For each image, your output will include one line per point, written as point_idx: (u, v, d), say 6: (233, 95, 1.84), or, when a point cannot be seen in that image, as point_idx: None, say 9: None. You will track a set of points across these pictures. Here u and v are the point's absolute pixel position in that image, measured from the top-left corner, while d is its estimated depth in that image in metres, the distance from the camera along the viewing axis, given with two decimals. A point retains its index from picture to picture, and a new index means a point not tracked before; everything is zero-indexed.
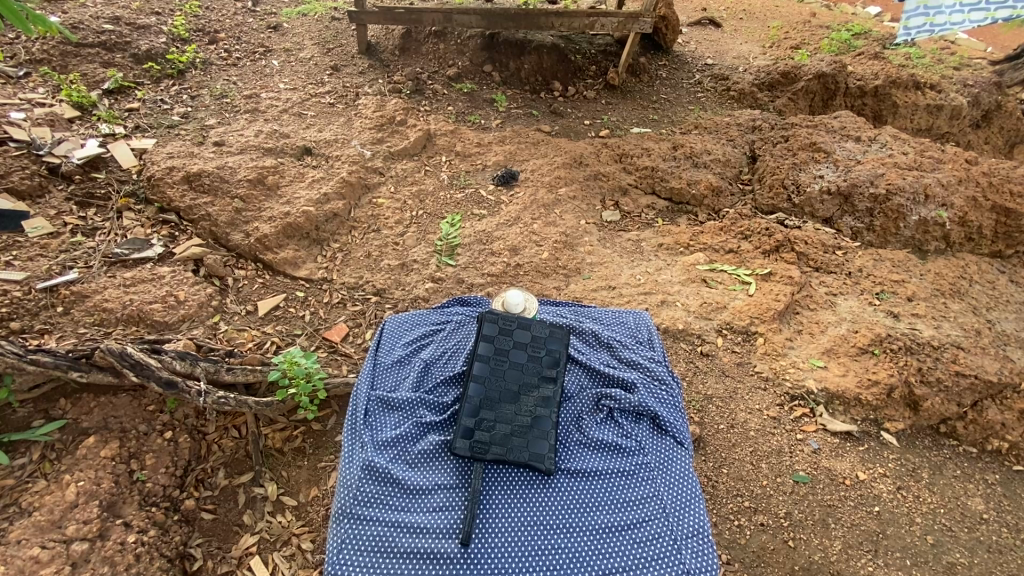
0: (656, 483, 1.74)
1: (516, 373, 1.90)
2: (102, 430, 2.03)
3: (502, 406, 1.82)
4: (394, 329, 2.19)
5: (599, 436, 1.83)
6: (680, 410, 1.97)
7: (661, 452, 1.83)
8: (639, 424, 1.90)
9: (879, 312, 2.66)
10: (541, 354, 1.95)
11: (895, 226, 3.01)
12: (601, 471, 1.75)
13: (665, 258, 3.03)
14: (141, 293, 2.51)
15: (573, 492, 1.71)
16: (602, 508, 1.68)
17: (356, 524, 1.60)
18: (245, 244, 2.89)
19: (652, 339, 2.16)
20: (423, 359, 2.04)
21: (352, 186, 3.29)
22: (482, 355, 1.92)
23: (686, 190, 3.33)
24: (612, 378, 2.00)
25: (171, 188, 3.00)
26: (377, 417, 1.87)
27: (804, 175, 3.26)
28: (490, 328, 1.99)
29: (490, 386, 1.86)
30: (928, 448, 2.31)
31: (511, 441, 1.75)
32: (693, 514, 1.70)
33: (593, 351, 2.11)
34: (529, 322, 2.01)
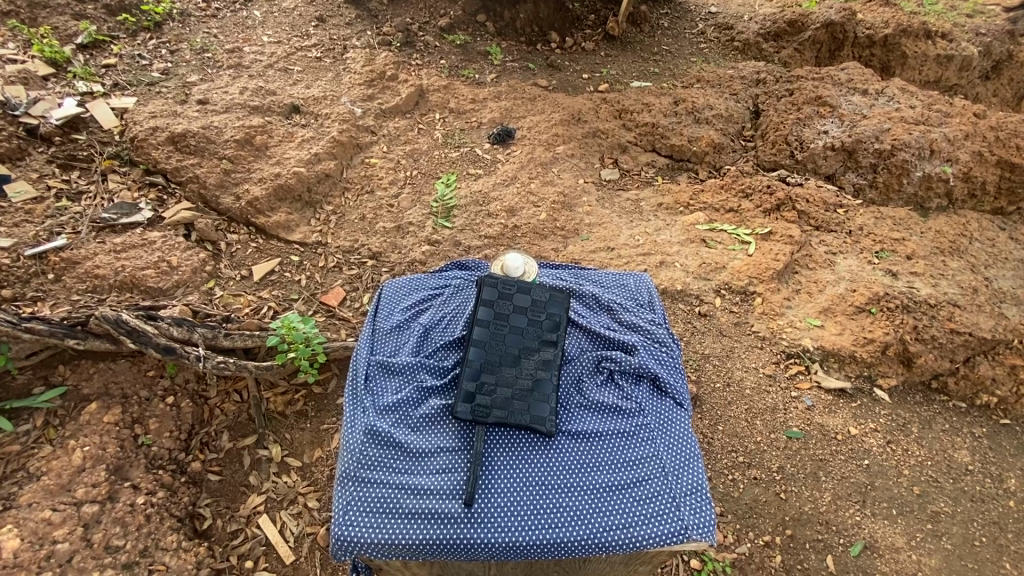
0: (657, 443, 1.77)
1: (516, 337, 1.90)
2: (104, 396, 2.04)
3: (502, 369, 1.83)
4: (393, 294, 2.19)
5: (599, 399, 1.86)
6: (680, 372, 1.99)
7: (661, 413, 1.86)
8: (639, 386, 1.92)
9: (877, 271, 2.65)
10: (541, 318, 1.94)
11: (898, 182, 2.97)
12: (601, 433, 1.78)
13: (664, 218, 2.99)
14: (132, 259, 2.47)
15: (574, 453, 1.74)
16: (604, 468, 1.71)
17: (359, 485, 1.63)
18: (236, 208, 2.83)
19: (652, 302, 2.18)
20: (422, 324, 2.03)
21: (343, 146, 3.19)
22: (482, 320, 1.91)
23: (687, 147, 3.25)
24: (613, 342, 2.02)
25: (156, 149, 2.90)
26: (378, 382, 1.88)
27: (808, 130, 3.17)
28: (490, 292, 1.97)
29: (490, 351, 1.86)
30: (918, 403, 2.36)
31: (513, 405, 1.77)
32: (692, 472, 1.73)
33: (593, 314, 2.13)
34: (529, 287, 1.99)
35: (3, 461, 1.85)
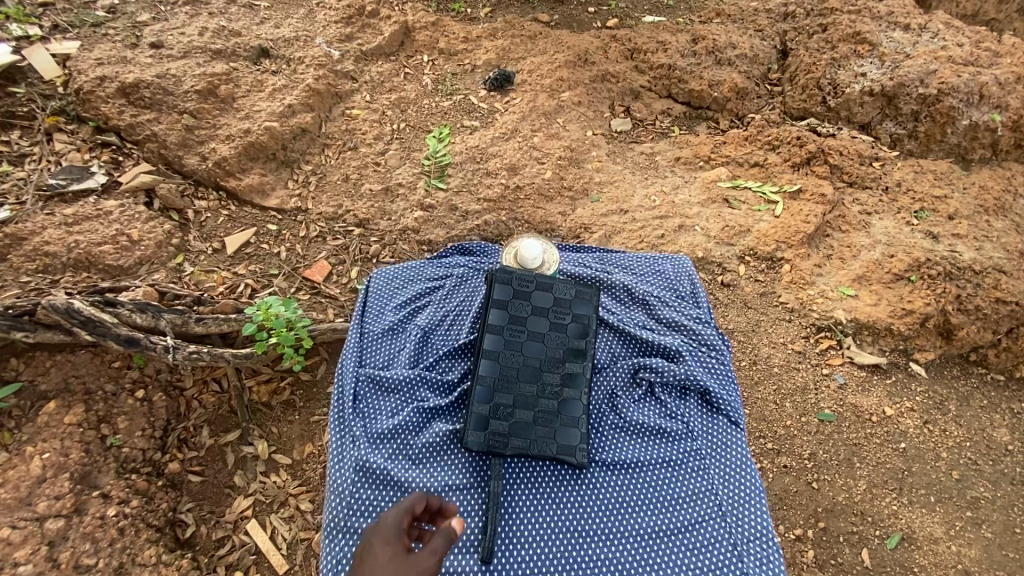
0: (710, 473, 1.67)
1: (535, 345, 1.76)
2: (63, 393, 1.82)
3: (521, 388, 1.71)
4: (383, 287, 1.99)
5: (641, 420, 1.74)
6: (732, 380, 1.86)
7: (710, 433, 1.75)
8: (687, 401, 1.80)
9: (916, 233, 2.41)
10: (563, 322, 1.80)
11: (941, 132, 2.68)
12: (644, 463, 1.67)
13: (682, 175, 2.71)
14: (87, 233, 2.18)
15: (617, 489, 1.63)
16: (649, 506, 1.61)
17: (351, 538, 1.50)
18: (202, 169, 2.50)
19: (696, 294, 2.03)
20: (422, 326, 1.87)
21: (320, 95, 2.82)
22: (496, 326, 1.76)
23: (707, 93, 2.91)
24: (654, 348, 1.88)
25: (105, 103, 2.52)
26: (369, 401, 1.73)
27: (844, 72, 2.82)
28: (505, 290, 1.79)
29: (507, 365, 1.73)
30: (956, 378, 2.19)
31: (532, 430, 1.66)
32: (751, 510, 1.63)
33: (628, 311, 1.98)
34: (551, 284, 1.83)
35: None
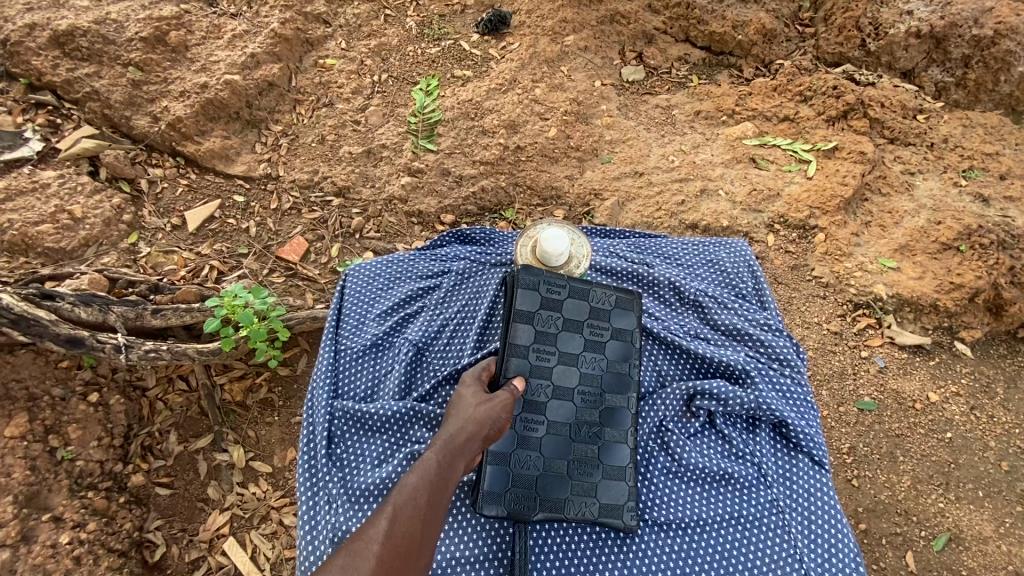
0: (790, 530, 1.48)
1: (566, 370, 1.56)
2: (0, 401, 1.55)
3: (550, 425, 1.51)
4: (360, 292, 1.76)
5: (704, 464, 1.55)
6: (811, 409, 1.63)
7: (779, 472, 1.56)
8: (757, 437, 1.60)
9: (964, 196, 2.16)
10: (602, 341, 1.60)
11: (993, 79, 2.38)
12: (713, 521, 1.50)
13: (703, 131, 2.41)
14: (21, 211, 1.86)
15: (678, 548, 1.47)
16: (714, 569, 1.45)
17: None
18: (156, 133, 2.16)
19: (763, 293, 1.80)
20: (413, 342, 1.65)
21: (288, 42, 2.44)
22: (522, 345, 1.54)
23: (731, 35, 2.56)
24: (716, 368, 1.66)
25: (37, 56, 2.14)
26: (348, 443, 1.54)
27: (887, 10, 2.45)
28: (529, 294, 1.56)
29: (534, 398, 1.52)
30: (1003, 357, 2.00)
31: (559, 480, 1.48)
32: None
33: (680, 317, 1.75)
34: (586, 292, 1.61)
35: None
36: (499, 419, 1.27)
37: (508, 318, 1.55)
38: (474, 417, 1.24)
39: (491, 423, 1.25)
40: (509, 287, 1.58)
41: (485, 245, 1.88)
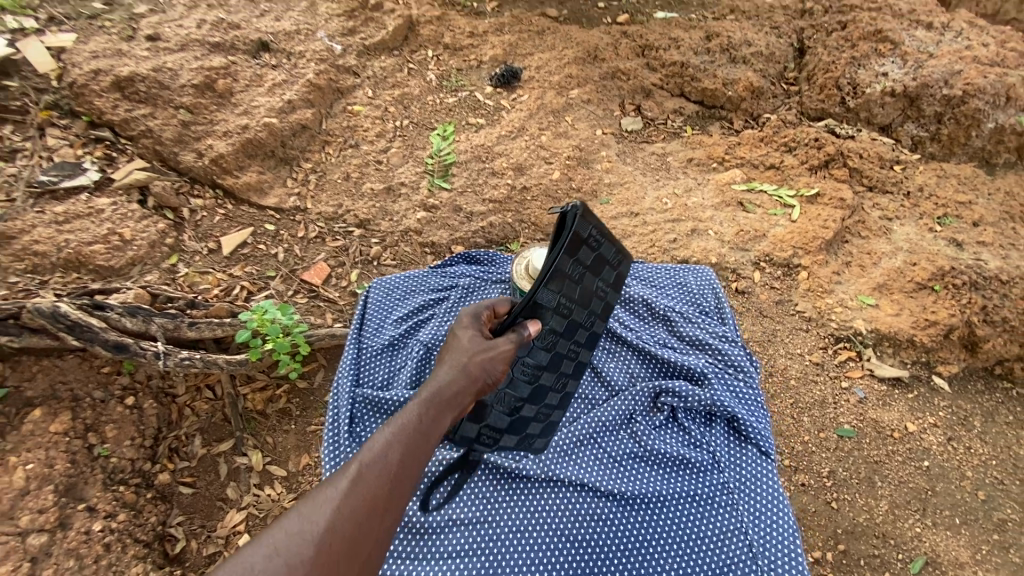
0: (737, 509, 1.57)
1: (574, 330, 1.58)
2: (49, 401, 1.74)
3: (538, 381, 1.57)
4: (382, 299, 1.96)
5: (663, 449, 1.67)
6: (762, 407, 1.77)
7: (732, 460, 1.67)
8: (712, 429, 1.72)
9: (940, 240, 2.31)
10: (611, 309, 1.67)
11: (965, 135, 2.57)
12: (668, 499, 1.60)
13: (695, 177, 2.61)
14: (78, 233, 2.09)
15: (632, 523, 1.56)
16: (668, 544, 1.53)
17: None
18: (199, 167, 2.41)
19: (722, 309, 1.96)
20: (425, 341, 1.82)
21: (321, 91, 2.73)
22: (551, 296, 1.47)
23: (721, 92, 2.81)
24: (677, 369, 1.82)
25: (100, 98, 2.43)
26: (367, 424, 1.69)
27: (864, 72, 2.72)
28: (579, 241, 1.47)
29: (536, 351, 1.53)
30: (980, 392, 2.10)
31: (526, 432, 1.60)
32: (784, 553, 1.51)
33: (649, 328, 1.94)
34: (621, 257, 1.61)
35: None
36: (493, 367, 1.32)
37: (551, 262, 1.43)
38: (464, 366, 1.29)
39: (483, 370, 1.31)
40: (567, 228, 1.42)
41: (490, 265, 2.08)
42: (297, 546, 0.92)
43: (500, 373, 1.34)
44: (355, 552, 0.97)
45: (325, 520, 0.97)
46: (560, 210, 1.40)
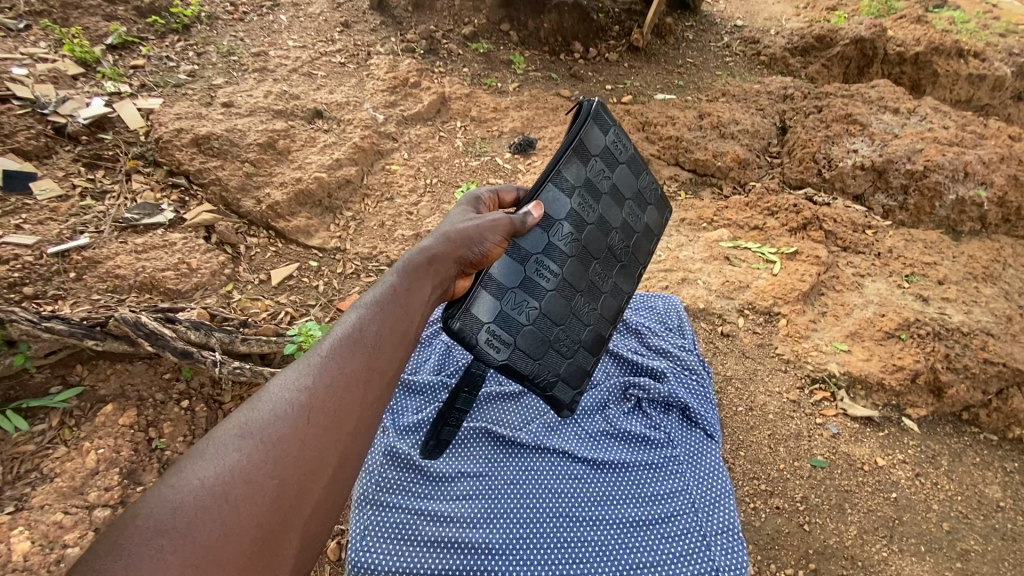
0: (685, 476, 1.79)
1: (593, 230, 1.70)
2: (119, 398, 2.05)
3: (558, 279, 1.64)
4: None
5: (626, 427, 1.91)
6: (710, 401, 2.03)
7: (683, 439, 1.91)
8: (668, 415, 1.97)
9: (907, 295, 2.57)
10: (632, 228, 1.82)
11: (930, 205, 2.88)
12: (629, 464, 1.81)
13: (687, 233, 2.94)
14: (153, 260, 2.44)
15: (602, 482, 1.77)
16: (628, 500, 1.73)
17: (379, 510, 1.66)
18: (257, 211, 2.81)
19: (682, 325, 2.25)
20: (447, 340, 2.14)
21: (364, 152, 3.18)
22: (570, 182, 1.63)
23: (712, 162, 3.19)
24: (642, 367, 2.09)
25: (179, 151, 2.88)
26: (399, 400, 1.95)
27: (837, 148, 3.10)
28: (596, 136, 1.66)
29: (556, 241, 1.62)
30: (949, 435, 2.27)
31: (541, 335, 1.64)
32: (723, 510, 1.73)
33: (622, 337, 2.23)
34: (639, 172, 1.81)
35: (16, 461, 1.85)
36: (475, 245, 1.43)
37: (569, 148, 1.62)
38: (441, 253, 1.38)
39: (462, 249, 1.41)
40: (585, 116, 1.62)
41: None
42: (276, 425, 0.99)
43: (485, 252, 1.45)
44: (338, 424, 1.05)
45: (300, 400, 1.03)
46: (577, 102, 1.62)
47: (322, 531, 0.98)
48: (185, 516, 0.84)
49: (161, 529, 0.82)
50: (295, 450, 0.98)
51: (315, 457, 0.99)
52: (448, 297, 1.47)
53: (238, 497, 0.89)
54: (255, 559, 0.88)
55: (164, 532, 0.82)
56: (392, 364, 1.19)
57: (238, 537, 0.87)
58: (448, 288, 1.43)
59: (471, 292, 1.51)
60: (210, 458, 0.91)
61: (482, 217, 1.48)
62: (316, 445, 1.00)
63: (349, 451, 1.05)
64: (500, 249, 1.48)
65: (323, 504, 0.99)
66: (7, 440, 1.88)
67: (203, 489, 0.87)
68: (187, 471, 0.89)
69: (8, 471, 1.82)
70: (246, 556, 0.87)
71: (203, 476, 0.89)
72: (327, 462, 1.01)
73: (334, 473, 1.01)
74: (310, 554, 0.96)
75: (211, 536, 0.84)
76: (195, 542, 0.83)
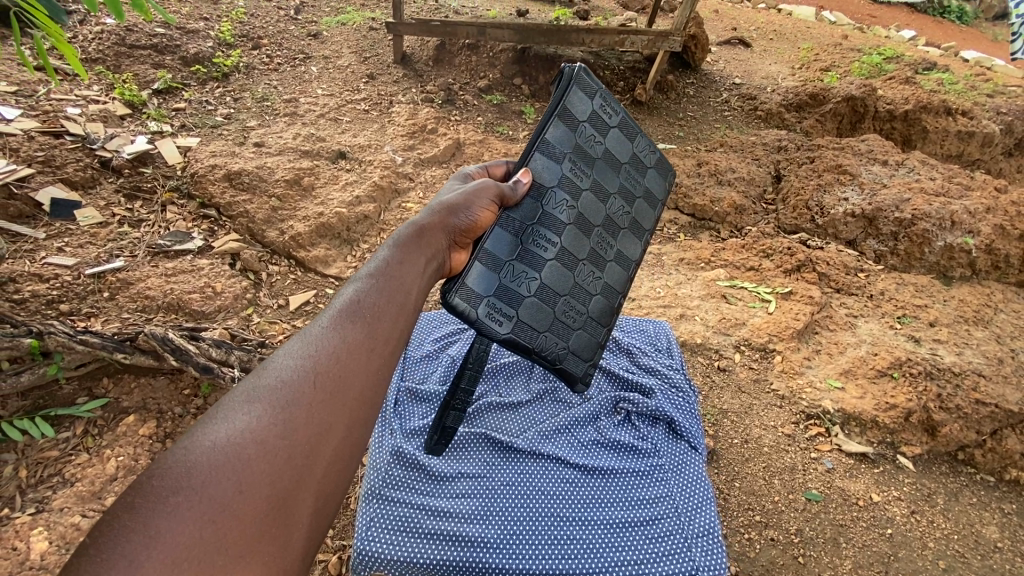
0: (669, 482, 1.85)
1: (589, 197, 1.69)
2: (140, 410, 2.15)
3: (557, 248, 1.64)
4: (424, 325, 2.44)
5: (616, 437, 1.99)
6: (696, 416, 2.11)
7: (670, 450, 1.97)
8: (655, 427, 2.04)
9: (900, 336, 2.65)
10: (631, 193, 1.80)
11: (920, 251, 3.04)
12: (617, 470, 1.88)
13: (686, 273, 3.08)
14: (181, 283, 2.58)
15: (591, 486, 1.83)
16: (615, 503, 1.79)
17: (384, 503, 1.73)
18: (279, 241, 2.99)
19: (671, 348, 2.38)
20: (454, 355, 2.26)
21: (383, 190, 3.40)
22: (558, 150, 1.62)
23: (710, 207, 3.37)
24: (632, 383, 2.19)
25: (212, 185, 3.11)
26: (406, 406, 2.06)
27: (829, 197, 3.30)
28: (582, 101, 1.65)
29: (551, 210, 1.62)
30: (944, 474, 2.29)
31: (545, 307, 1.62)
32: (705, 516, 1.78)
33: (615, 356, 2.34)
34: (632, 136, 1.78)
35: (40, 465, 1.94)
36: (463, 214, 1.48)
37: (553, 114, 1.60)
38: (430, 224, 1.42)
39: (450, 218, 1.46)
40: (566, 81, 1.61)
41: None
42: (284, 388, 0.99)
43: (474, 221, 1.50)
44: (344, 385, 1.05)
45: (305, 367, 1.03)
46: (558, 68, 1.61)
47: (335, 493, 0.98)
48: (198, 475, 0.84)
49: (175, 488, 0.82)
50: (303, 410, 0.98)
51: (324, 416, 0.99)
52: (448, 271, 1.48)
53: (251, 456, 0.89)
54: (271, 518, 0.87)
55: (178, 490, 0.81)
56: (396, 329, 1.19)
57: (252, 495, 0.86)
58: (445, 261, 1.46)
59: (466, 267, 1.50)
60: (220, 421, 0.91)
61: (466, 189, 1.53)
62: (324, 406, 1.00)
63: (357, 412, 1.04)
64: (492, 215, 1.54)
65: (336, 465, 0.98)
66: (33, 446, 1.98)
67: (214, 449, 0.87)
68: (197, 434, 0.88)
69: (32, 475, 1.91)
70: (262, 514, 0.86)
71: (214, 436, 0.88)
72: (336, 423, 1.00)
73: (345, 435, 1.01)
74: (325, 516, 0.95)
75: (226, 494, 0.84)
76: (208, 498, 0.82)
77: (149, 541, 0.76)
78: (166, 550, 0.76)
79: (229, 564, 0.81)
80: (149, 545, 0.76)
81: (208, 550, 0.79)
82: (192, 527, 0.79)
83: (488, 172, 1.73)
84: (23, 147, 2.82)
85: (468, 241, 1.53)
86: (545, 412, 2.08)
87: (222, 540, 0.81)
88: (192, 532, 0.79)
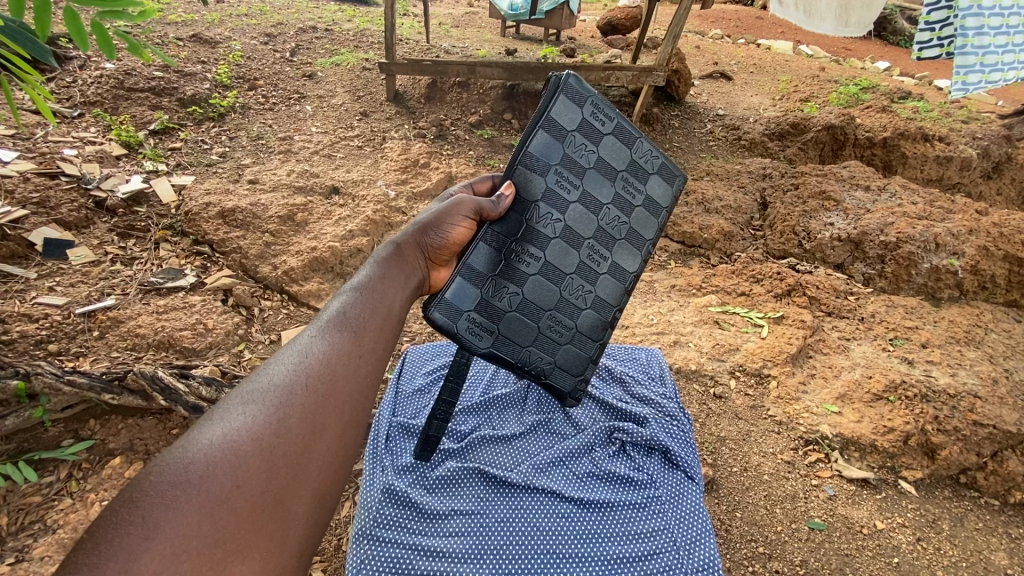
0: (666, 515, 1.80)
1: (577, 210, 1.65)
2: (127, 452, 2.09)
3: (542, 262, 1.64)
4: (415, 358, 2.43)
5: (611, 468, 1.96)
6: (690, 445, 2.09)
7: (666, 482, 1.94)
8: (650, 457, 2.02)
9: (893, 358, 2.67)
10: (630, 202, 1.71)
11: (907, 273, 3.12)
12: (613, 503, 1.84)
13: (677, 299, 3.10)
14: (173, 320, 2.53)
15: (588, 521, 1.78)
16: (613, 540, 1.73)
17: (376, 544, 1.68)
18: (272, 276, 2.98)
19: (663, 375, 2.37)
20: None
21: (376, 224, 3.40)
22: (543, 161, 1.60)
23: (699, 234, 3.44)
24: (626, 413, 2.19)
25: (206, 223, 3.12)
26: (398, 442, 2.04)
27: (815, 222, 3.43)
28: (570, 108, 1.59)
29: (535, 225, 1.61)
30: (948, 499, 2.24)
31: (527, 321, 1.65)
32: (704, 548, 1.73)
33: (607, 385, 2.34)
34: (631, 141, 1.68)
35: (22, 512, 1.87)
36: (437, 232, 1.51)
37: (538, 124, 1.58)
38: (408, 242, 1.46)
39: (425, 237, 1.50)
40: (553, 89, 1.57)
41: None
42: (277, 391, 1.00)
43: (449, 237, 1.54)
44: (335, 390, 1.06)
45: (295, 376, 1.04)
46: (547, 77, 1.58)
47: (331, 495, 0.99)
48: (196, 471, 0.84)
49: (172, 483, 0.82)
50: (295, 413, 0.99)
51: (317, 420, 1.01)
52: (429, 288, 1.55)
53: (247, 454, 0.90)
54: (267, 515, 0.88)
55: (177, 485, 0.82)
56: (383, 339, 1.21)
57: (248, 490, 0.87)
58: (425, 277, 1.51)
59: (447, 283, 1.55)
60: (215, 423, 0.92)
61: (444, 204, 1.56)
62: (316, 410, 1.01)
63: (350, 417, 1.06)
64: (467, 230, 1.58)
65: (330, 468, 0.99)
66: (15, 491, 1.91)
67: (211, 447, 0.88)
68: (193, 434, 0.90)
69: (13, 522, 1.84)
70: (258, 511, 0.87)
71: (209, 435, 0.89)
72: (330, 426, 1.02)
73: (337, 440, 1.02)
74: (321, 514, 0.96)
75: (222, 487, 0.85)
76: (205, 494, 0.83)
77: (150, 533, 0.77)
78: (165, 543, 0.77)
79: (228, 557, 0.82)
80: (148, 538, 0.76)
81: (207, 541, 0.80)
82: (191, 520, 0.80)
83: (474, 188, 1.70)
84: (19, 188, 2.83)
85: (447, 257, 1.57)
86: (539, 445, 2.06)
87: (219, 534, 0.82)
88: (191, 525, 0.80)
